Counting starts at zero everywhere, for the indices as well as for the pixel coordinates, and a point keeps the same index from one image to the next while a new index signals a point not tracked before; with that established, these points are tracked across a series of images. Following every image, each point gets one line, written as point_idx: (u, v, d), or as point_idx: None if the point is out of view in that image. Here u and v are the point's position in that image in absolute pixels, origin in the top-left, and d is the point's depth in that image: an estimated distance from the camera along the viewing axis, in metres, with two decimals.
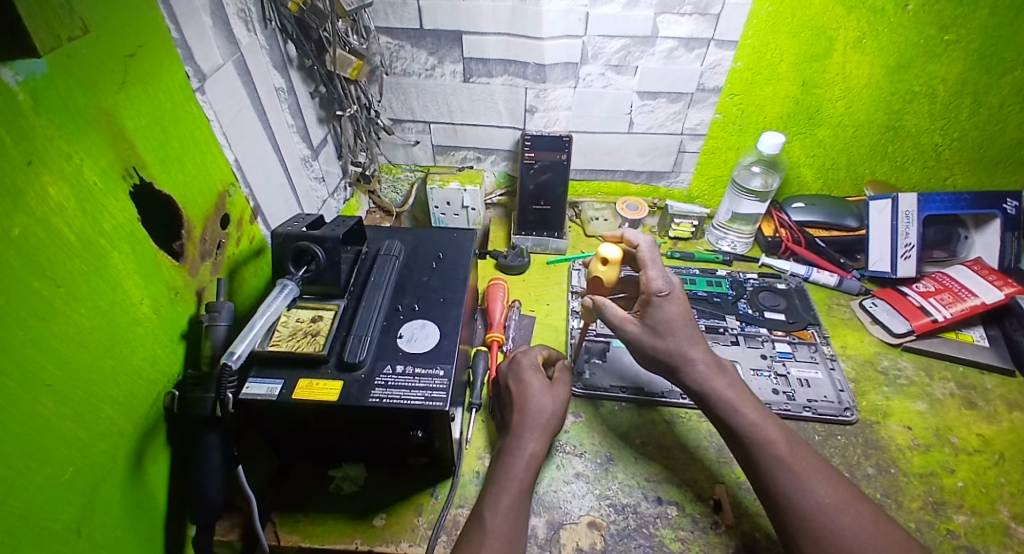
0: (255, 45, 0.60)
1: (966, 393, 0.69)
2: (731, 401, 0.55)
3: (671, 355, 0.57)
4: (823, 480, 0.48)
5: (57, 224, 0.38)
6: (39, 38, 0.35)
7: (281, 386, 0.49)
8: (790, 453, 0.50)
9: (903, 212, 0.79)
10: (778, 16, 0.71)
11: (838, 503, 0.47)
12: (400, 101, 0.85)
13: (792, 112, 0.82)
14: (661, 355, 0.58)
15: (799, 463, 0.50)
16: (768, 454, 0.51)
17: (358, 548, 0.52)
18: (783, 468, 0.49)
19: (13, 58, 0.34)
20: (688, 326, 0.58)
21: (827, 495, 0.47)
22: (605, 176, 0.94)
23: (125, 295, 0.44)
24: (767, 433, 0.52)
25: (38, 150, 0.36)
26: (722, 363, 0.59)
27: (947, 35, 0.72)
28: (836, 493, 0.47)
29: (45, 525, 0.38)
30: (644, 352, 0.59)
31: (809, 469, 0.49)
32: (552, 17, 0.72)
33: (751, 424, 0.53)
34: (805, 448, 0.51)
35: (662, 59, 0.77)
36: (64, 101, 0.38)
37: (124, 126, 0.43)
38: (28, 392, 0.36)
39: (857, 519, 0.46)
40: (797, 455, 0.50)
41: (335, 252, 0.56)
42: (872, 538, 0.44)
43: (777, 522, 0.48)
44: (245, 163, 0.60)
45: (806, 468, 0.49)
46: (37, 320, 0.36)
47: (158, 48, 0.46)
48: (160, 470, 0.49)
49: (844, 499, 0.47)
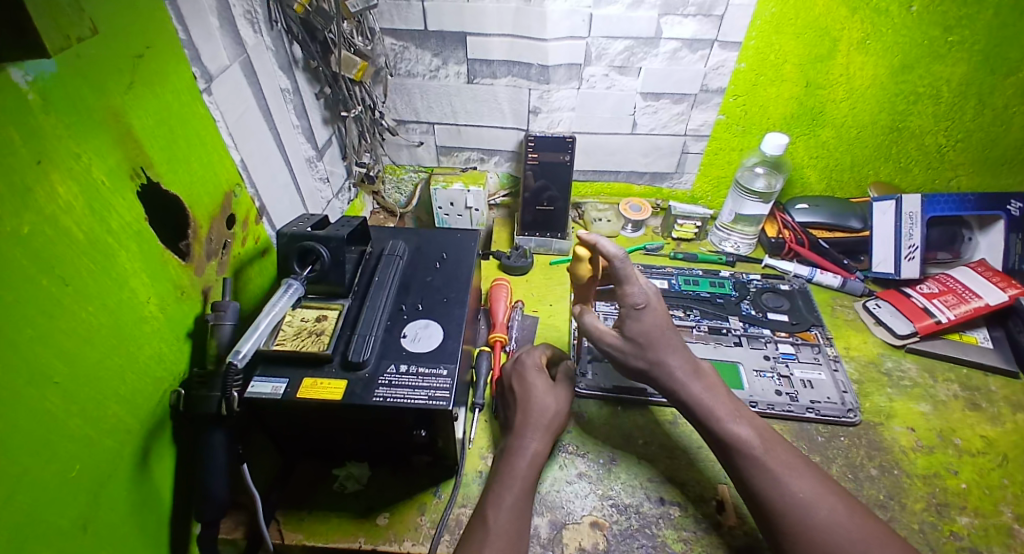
0: (261, 46, 0.60)
1: (970, 395, 0.69)
2: (718, 400, 0.57)
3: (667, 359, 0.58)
4: (797, 475, 0.51)
5: (65, 222, 0.38)
6: (48, 37, 0.35)
7: (286, 385, 0.49)
8: (763, 452, 0.53)
9: (907, 213, 0.79)
10: (782, 17, 0.71)
11: (826, 498, 0.49)
12: (404, 102, 0.85)
13: (796, 113, 0.82)
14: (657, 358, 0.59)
15: (773, 461, 0.52)
16: (745, 456, 0.53)
17: (361, 547, 0.53)
18: (759, 468, 0.52)
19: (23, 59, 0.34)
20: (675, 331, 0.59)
21: (802, 490, 0.50)
22: (609, 177, 0.94)
23: (132, 294, 0.44)
24: (738, 433, 0.54)
25: (47, 149, 0.36)
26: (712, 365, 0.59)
27: (951, 36, 0.72)
28: (811, 488, 0.50)
29: (51, 521, 0.38)
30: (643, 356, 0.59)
31: (785, 467, 0.52)
32: (556, 18, 0.73)
33: (721, 424, 0.55)
34: (779, 444, 0.54)
35: (665, 60, 0.77)
36: (72, 99, 0.38)
37: (131, 126, 0.44)
38: (35, 389, 0.37)
39: (830, 510, 0.48)
40: (771, 453, 0.53)
41: (340, 252, 0.56)
42: (846, 530, 0.47)
43: (760, 520, 0.51)
44: (251, 162, 0.60)
45: (779, 463, 0.52)
46: (44, 318, 0.37)
47: (165, 48, 0.46)
48: (167, 468, 0.50)
49: (820, 494, 0.50)
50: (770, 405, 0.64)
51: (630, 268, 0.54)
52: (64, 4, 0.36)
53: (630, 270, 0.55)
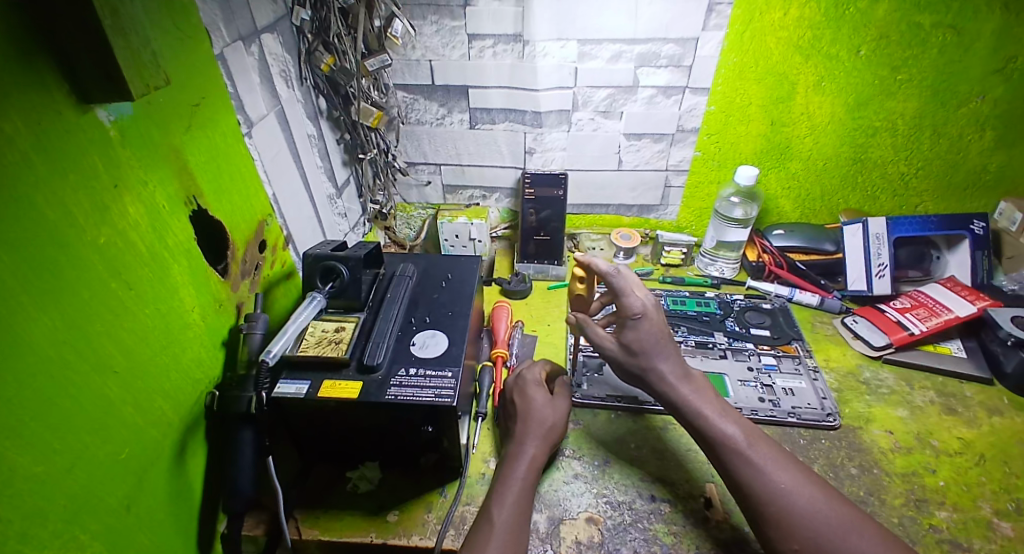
0: (293, 98, 0.71)
1: (946, 400, 0.73)
2: (703, 404, 0.61)
3: (651, 368, 0.64)
4: (780, 468, 0.55)
5: (132, 236, 0.46)
6: (133, 86, 0.41)
7: (308, 386, 0.55)
8: (749, 446, 0.57)
9: (875, 234, 0.86)
10: (743, 65, 0.81)
11: (807, 488, 0.53)
12: (414, 147, 0.96)
13: (765, 148, 0.91)
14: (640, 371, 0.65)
15: (758, 455, 0.56)
16: (731, 450, 0.57)
17: (373, 541, 0.57)
18: (744, 460, 0.56)
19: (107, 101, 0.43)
20: (662, 342, 0.64)
21: (783, 480, 0.54)
22: (600, 210, 1.03)
23: (180, 302, 0.52)
24: (724, 430, 0.59)
25: (122, 176, 0.45)
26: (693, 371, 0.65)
27: (899, 76, 0.81)
28: (792, 479, 0.54)
29: (103, 497, 0.43)
30: (626, 367, 0.66)
31: (769, 461, 0.55)
32: (546, 71, 0.83)
33: (710, 421, 0.60)
34: (764, 440, 0.58)
35: (644, 105, 0.87)
36: (145, 137, 0.47)
37: (188, 161, 0.52)
38: (99, 375, 0.43)
39: (811, 498, 0.52)
40: (755, 447, 0.57)
41: (357, 270, 0.63)
42: (826, 516, 0.51)
43: (746, 510, 0.55)
44: (281, 197, 0.69)
45: (763, 457, 0.56)
46: (111, 315, 0.44)
47: (216, 99, 0.56)
48: (199, 463, 0.55)
49: (800, 484, 0.53)
50: (753, 410, 0.69)
51: (624, 280, 0.63)
52: (146, 60, 0.42)
53: (625, 284, 0.63)
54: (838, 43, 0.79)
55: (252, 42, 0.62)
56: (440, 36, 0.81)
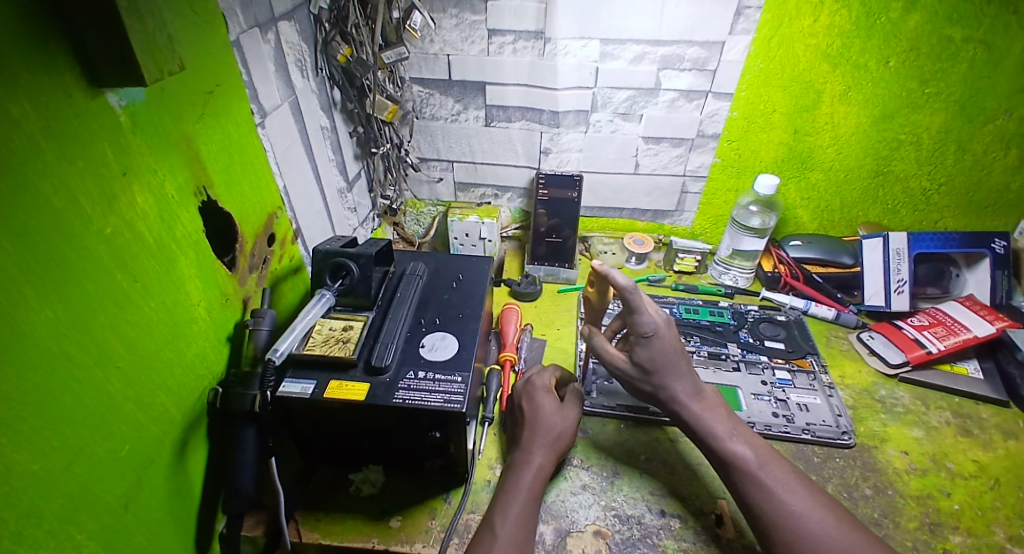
0: (308, 89, 0.69)
1: (962, 422, 0.71)
2: (708, 424, 0.60)
3: (663, 389, 0.62)
4: (790, 489, 0.53)
5: (140, 227, 0.44)
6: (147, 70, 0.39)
7: (314, 386, 0.53)
8: (759, 467, 0.55)
9: (894, 250, 0.85)
10: (768, 72, 0.79)
11: (818, 511, 0.52)
12: (427, 142, 0.94)
13: (786, 157, 0.89)
14: (652, 390, 0.63)
15: (769, 477, 0.54)
16: (740, 472, 0.56)
17: (374, 546, 0.56)
18: (754, 482, 0.54)
19: (119, 87, 0.41)
20: (677, 361, 0.61)
21: (793, 502, 0.52)
22: (614, 213, 1.01)
23: (186, 296, 0.50)
24: (735, 450, 0.57)
25: (131, 164, 0.43)
26: (702, 390, 0.63)
27: (928, 89, 0.79)
28: (802, 500, 0.52)
29: (101, 496, 0.42)
30: (635, 384, 0.64)
31: (779, 481, 0.54)
32: (566, 70, 0.82)
33: (719, 441, 0.58)
34: (776, 460, 0.56)
35: (665, 109, 0.85)
36: (156, 125, 0.45)
37: (199, 151, 0.50)
38: (101, 369, 0.41)
39: (821, 522, 0.51)
40: (767, 467, 0.55)
41: (368, 268, 0.62)
42: (834, 542, 0.49)
43: (757, 532, 0.53)
44: (292, 189, 0.67)
45: (772, 480, 0.54)
46: (116, 308, 0.42)
47: (231, 88, 0.54)
48: (200, 461, 0.54)
49: (811, 506, 0.52)
50: (766, 426, 0.68)
51: (638, 298, 0.57)
52: (160, 44, 0.40)
53: (640, 301, 0.58)
54: (867, 52, 0.76)
55: (269, 30, 0.60)
56: (460, 30, 0.79)
